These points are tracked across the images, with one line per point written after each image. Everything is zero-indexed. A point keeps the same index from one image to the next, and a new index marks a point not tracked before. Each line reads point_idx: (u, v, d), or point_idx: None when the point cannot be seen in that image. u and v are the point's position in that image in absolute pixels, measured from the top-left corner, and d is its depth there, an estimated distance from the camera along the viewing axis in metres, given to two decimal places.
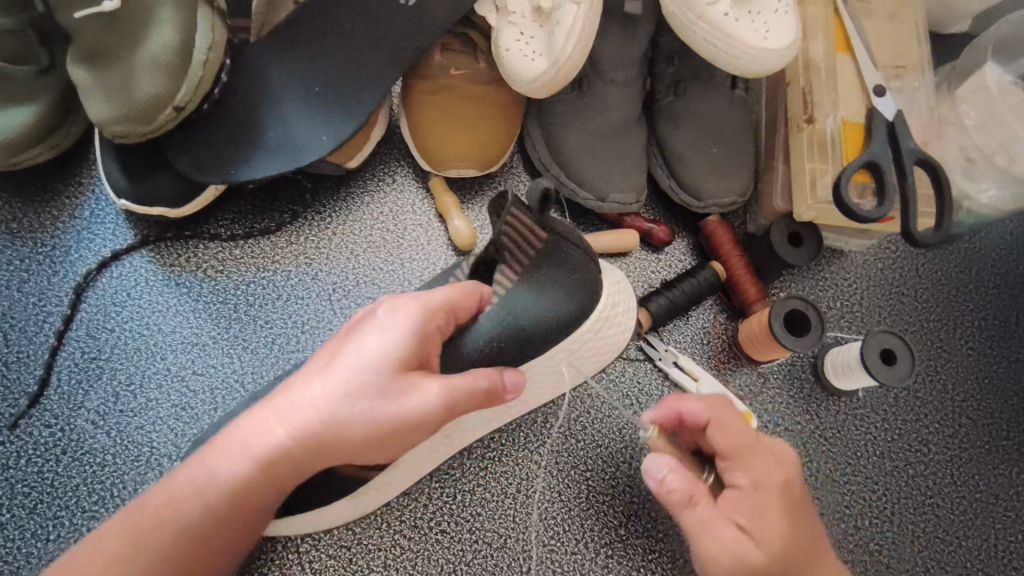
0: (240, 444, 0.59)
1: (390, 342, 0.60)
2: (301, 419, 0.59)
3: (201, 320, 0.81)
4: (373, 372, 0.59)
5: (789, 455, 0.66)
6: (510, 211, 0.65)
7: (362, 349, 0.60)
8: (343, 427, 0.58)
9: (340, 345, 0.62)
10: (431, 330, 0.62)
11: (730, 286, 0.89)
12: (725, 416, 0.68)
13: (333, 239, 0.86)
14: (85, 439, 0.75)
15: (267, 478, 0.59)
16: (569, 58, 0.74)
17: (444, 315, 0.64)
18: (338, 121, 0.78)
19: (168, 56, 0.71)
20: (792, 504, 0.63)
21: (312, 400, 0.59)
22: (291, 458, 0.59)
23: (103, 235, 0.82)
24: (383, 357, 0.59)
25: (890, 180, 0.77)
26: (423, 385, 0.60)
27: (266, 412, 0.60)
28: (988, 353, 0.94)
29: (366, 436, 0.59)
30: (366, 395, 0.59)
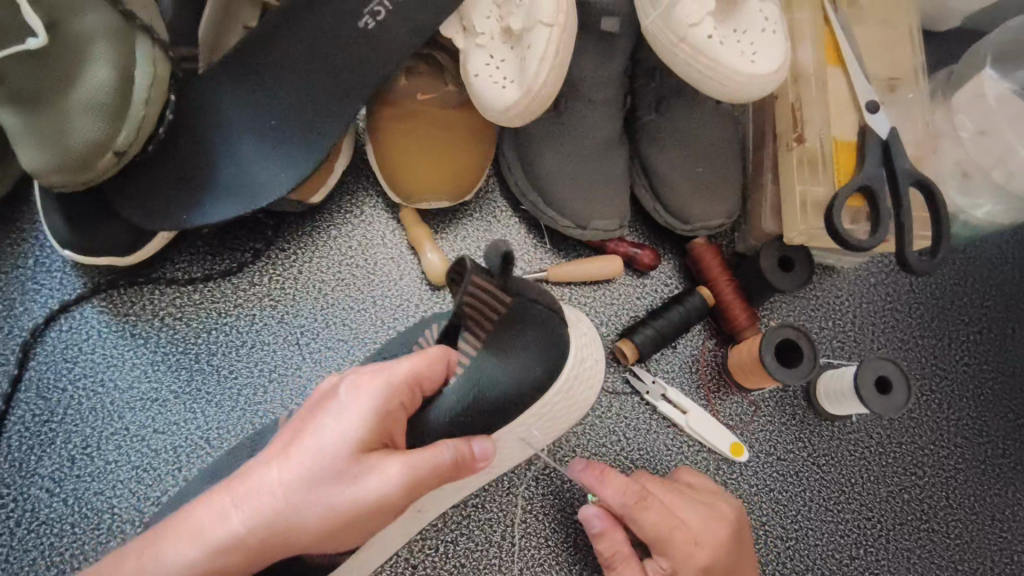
0: (185, 533, 0.53)
1: (351, 422, 0.56)
2: (254, 505, 0.53)
3: (161, 374, 0.76)
4: (332, 454, 0.54)
5: (714, 538, 0.67)
6: (472, 279, 0.59)
7: (321, 428, 0.56)
8: (300, 513, 0.53)
9: (299, 425, 0.58)
10: (393, 409, 0.58)
11: (718, 312, 0.86)
12: (647, 503, 0.67)
13: (299, 278, 0.81)
14: (41, 509, 0.71)
15: (217, 575, 0.52)
16: (544, 86, 0.68)
17: (408, 390, 0.60)
18: (296, 159, 0.72)
19: (104, 97, 0.65)
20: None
21: (267, 483, 0.54)
22: (240, 550, 0.52)
23: (49, 286, 0.76)
24: (343, 436, 0.55)
25: (884, 206, 0.73)
26: (385, 466, 0.55)
27: (214, 499, 0.54)
28: (983, 369, 0.91)
29: (325, 521, 0.53)
30: (325, 479, 0.54)
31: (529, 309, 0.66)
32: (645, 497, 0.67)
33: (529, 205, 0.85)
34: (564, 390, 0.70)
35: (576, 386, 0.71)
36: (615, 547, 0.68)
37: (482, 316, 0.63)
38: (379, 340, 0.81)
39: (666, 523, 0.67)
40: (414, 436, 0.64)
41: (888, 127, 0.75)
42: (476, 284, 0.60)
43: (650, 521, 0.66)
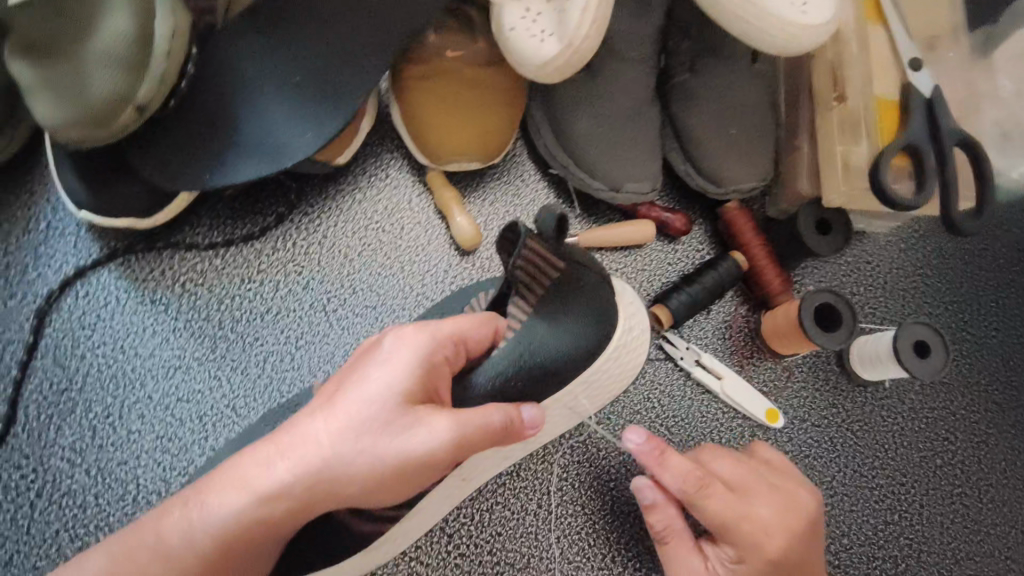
0: (228, 482, 0.51)
1: (396, 373, 0.54)
2: (298, 455, 0.51)
3: (183, 341, 0.73)
4: (378, 405, 0.52)
5: (785, 526, 0.65)
6: (527, 244, 0.58)
7: (366, 379, 0.54)
8: (345, 467, 0.51)
9: (344, 379, 0.56)
10: (437, 362, 0.56)
11: (752, 277, 0.84)
12: (712, 486, 0.65)
13: (324, 242, 0.78)
14: (62, 480, 0.68)
15: (259, 524, 0.50)
16: (584, 41, 0.65)
17: (452, 345, 0.58)
18: (323, 116, 0.69)
19: (123, 48, 0.61)
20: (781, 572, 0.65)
21: (313, 433, 0.51)
22: (284, 500, 0.50)
23: (64, 250, 0.73)
24: (390, 387, 0.53)
25: (928, 164, 0.71)
26: (431, 419, 0.53)
27: (259, 449, 0.52)
28: (1013, 334, 0.90)
29: (370, 473, 0.51)
30: (373, 432, 0.51)
31: (580, 276, 0.64)
32: (708, 483, 0.65)
33: (559, 168, 0.82)
34: (610, 357, 0.68)
35: (622, 355, 0.70)
36: (671, 525, 0.67)
37: (533, 282, 0.62)
38: (408, 307, 0.78)
39: (733, 508, 0.65)
40: (456, 400, 0.61)
41: (931, 85, 0.74)
42: (531, 249, 0.59)
43: (716, 505, 0.65)
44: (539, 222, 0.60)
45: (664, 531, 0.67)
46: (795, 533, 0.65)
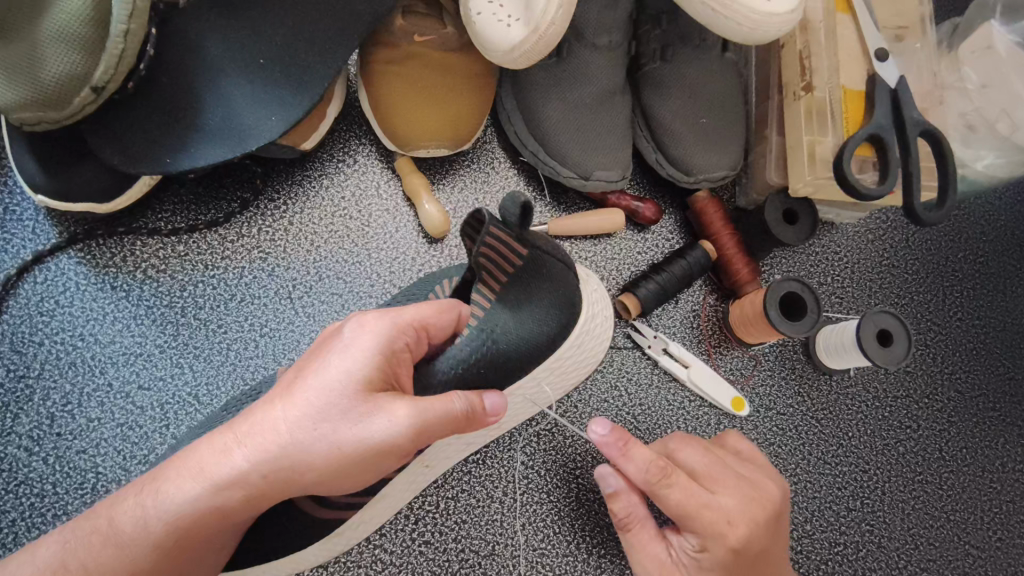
0: (188, 468, 0.51)
1: (356, 361, 0.53)
2: (258, 442, 0.51)
3: (145, 328, 0.72)
4: (335, 393, 0.52)
5: (747, 516, 0.64)
6: (488, 232, 0.57)
7: (324, 366, 0.53)
8: (302, 454, 0.51)
9: (303, 367, 0.55)
10: (399, 349, 0.55)
11: (720, 266, 0.84)
12: (675, 476, 0.64)
13: (289, 229, 0.77)
14: (20, 469, 0.67)
15: (221, 508, 0.51)
16: (548, 25, 0.64)
17: (414, 333, 0.57)
18: (286, 101, 0.69)
19: (79, 27, 0.60)
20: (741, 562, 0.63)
21: (270, 421, 0.51)
22: (242, 488, 0.51)
23: (21, 235, 0.71)
24: (348, 374, 0.52)
25: (892, 154, 0.72)
26: (391, 408, 0.52)
27: (219, 436, 0.52)
28: (976, 324, 0.92)
29: (327, 460, 0.51)
30: (330, 420, 0.51)
31: (547, 263, 0.65)
32: (670, 473, 0.64)
33: (528, 156, 0.81)
34: (573, 344, 0.71)
35: (585, 341, 0.72)
36: (634, 509, 0.67)
37: (497, 268, 0.61)
38: (375, 295, 0.78)
39: (694, 498, 0.63)
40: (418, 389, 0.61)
41: (897, 75, 0.74)
42: (492, 237, 0.58)
43: (677, 494, 0.63)
44: (502, 208, 0.58)
45: (627, 517, 0.67)
46: (759, 524, 0.64)
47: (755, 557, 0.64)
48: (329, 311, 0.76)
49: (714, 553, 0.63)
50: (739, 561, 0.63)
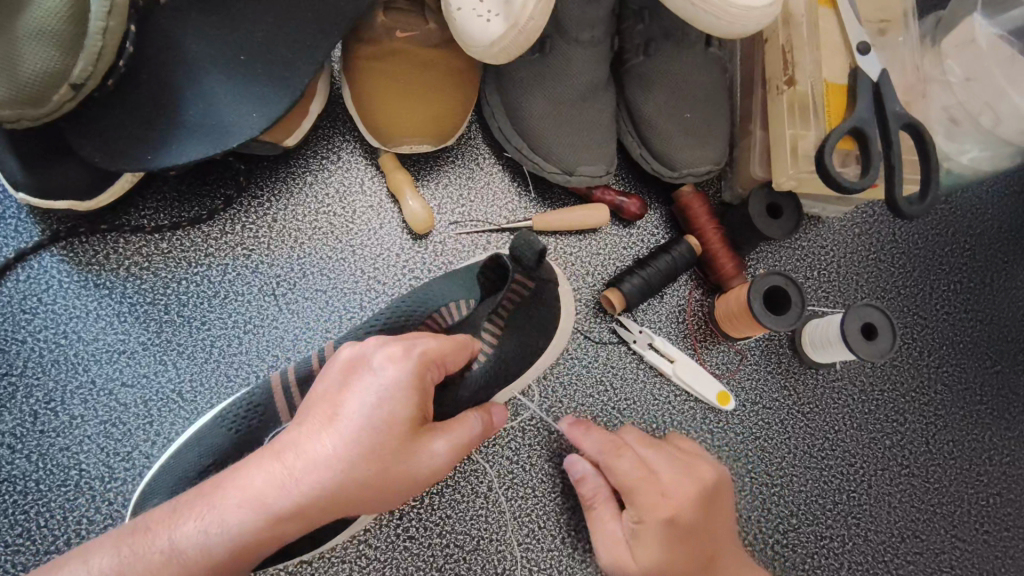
0: (237, 496, 0.48)
1: (398, 403, 0.51)
2: (301, 492, 0.48)
3: (128, 325, 0.72)
4: (391, 427, 0.50)
5: (684, 490, 0.68)
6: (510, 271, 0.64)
7: (367, 397, 0.51)
8: (349, 500, 0.49)
9: (335, 392, 0.51)
10: (431, 385, 0.54)
11: (705, 261, 0.84)
12: (623, 447, 0.71)
13: (273, 226, 0.77)
14: (3, 466, 0.67)
15: (257, 550, 0.48)
16: (528, 21, 0.64)
17: (440, 368, 0.56)
18: (267, 98, 0.69)
19: (57, 25, 0.60)
20: (675, 536, 0.66)
21: (322, 452, 0.49)
22: (296, 518, 0.48)
23: (4, 233, 0.71)
24: (398, 406, 0.51)
25: (874, 148, 0.72)
26: (431, 446, 0.53)
27: (264, 467, 0.49)
28: (962, 317, 0.92)
29: (379, 490, 0.50)
30: (385, 456, 0.50)
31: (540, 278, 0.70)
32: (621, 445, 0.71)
33: (512, 151, 0.82)
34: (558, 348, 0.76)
35: None
36: (599, 492, 0.71)
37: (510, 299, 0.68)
38: (360, 291, 0.78)
39: (639, 469, 0.69)
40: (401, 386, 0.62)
41: (880, 69, 0.74)
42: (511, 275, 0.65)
43: (624, 464, 0.69)
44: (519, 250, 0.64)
45: (591, 497, 0.71)
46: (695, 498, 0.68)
47: (690, 531, 0.67)
48: (314, 306, 0.76)
49: (654, 526, 0.66)
50: (675, 534, 0.66)
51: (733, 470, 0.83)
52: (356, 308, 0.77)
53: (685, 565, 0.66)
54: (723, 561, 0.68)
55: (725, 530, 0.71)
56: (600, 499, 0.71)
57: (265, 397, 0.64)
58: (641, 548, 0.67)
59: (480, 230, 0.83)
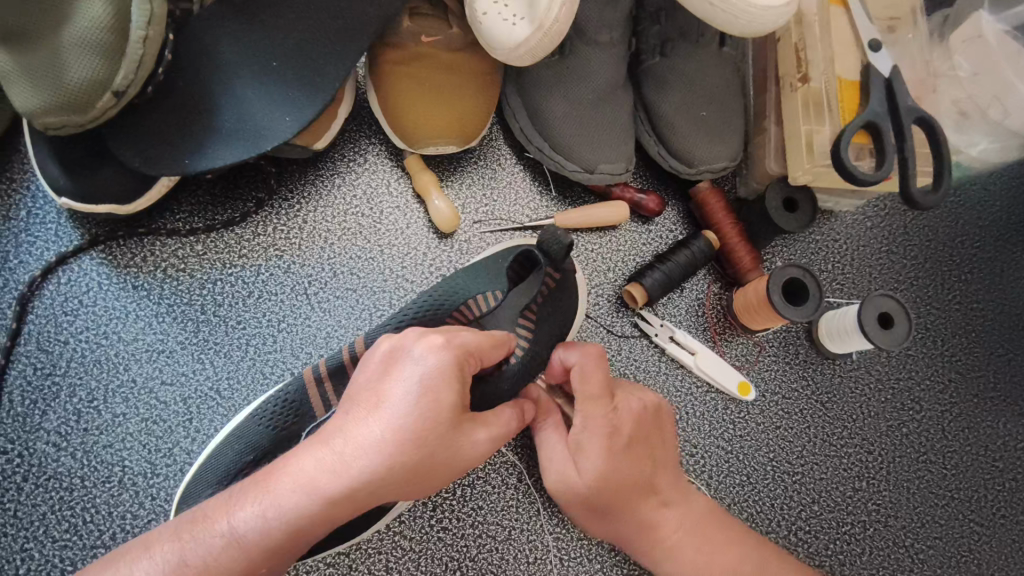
0: (291, 481, 0.50)
1: (440, 392, 0.52)
2: (350, 479, 0.49)
3: (166, 325, 0.74)
4: (434, 412, 0.52)
5: (633, 409, 0.67)
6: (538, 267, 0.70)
7: (409, 384, 0.52)
8: (395, 485, 0.51)
9: (377, 384, 0.53)
10: (469, 375, 0.56)
11: (723, 255, 0.86)
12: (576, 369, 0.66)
13: (304, 227, 0.79)
14: (48, 464, 0.69)
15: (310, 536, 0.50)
16: (554, 22, 0.66)
17: (477, 361, 0.58)
18: (299, 101, 0.71)
19: (100, 34, 0.62)
20: (618, 449, 0.65)
21: (371, 437, 0.51)
22: (349, 503, 0.50)
23: (45, 237, 0.73)
24: (439, 392, 0.53)
25: (888, 142, 0.74)
26: (473, 435, 0.55)
27: (313, 457, 0.51)
28: (974, 307, 0.94)
29: (425, 471, 0.52)
30: (429, 440, 0.51)
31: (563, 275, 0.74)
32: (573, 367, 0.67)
33: (534, 151, 0.84)
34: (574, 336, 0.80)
35: None
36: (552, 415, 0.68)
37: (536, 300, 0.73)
38: (389, 289, 0.80)
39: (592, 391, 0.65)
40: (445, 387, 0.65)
41: (891, 65, 0.77)
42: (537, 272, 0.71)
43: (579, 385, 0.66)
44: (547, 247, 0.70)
45: (543, 420, 0.68)
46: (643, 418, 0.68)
47: (634, 449, 0.66)
48: (344, 304, 0.78)
49: (600, 443, 0.64)
50: (617, 450, 0.65)
51: (755, 459, 0.85)
52: (385, 305, 0.79)
53: (625, 482, 0.65)
54: (659, 484, 0.69)
55: (668, 453, 0.71)
56: (551, 421, 0.68)
57: (299, 393, 0.66)
58: (584, 461, 0.64)
59: (503, 229, 0.84)
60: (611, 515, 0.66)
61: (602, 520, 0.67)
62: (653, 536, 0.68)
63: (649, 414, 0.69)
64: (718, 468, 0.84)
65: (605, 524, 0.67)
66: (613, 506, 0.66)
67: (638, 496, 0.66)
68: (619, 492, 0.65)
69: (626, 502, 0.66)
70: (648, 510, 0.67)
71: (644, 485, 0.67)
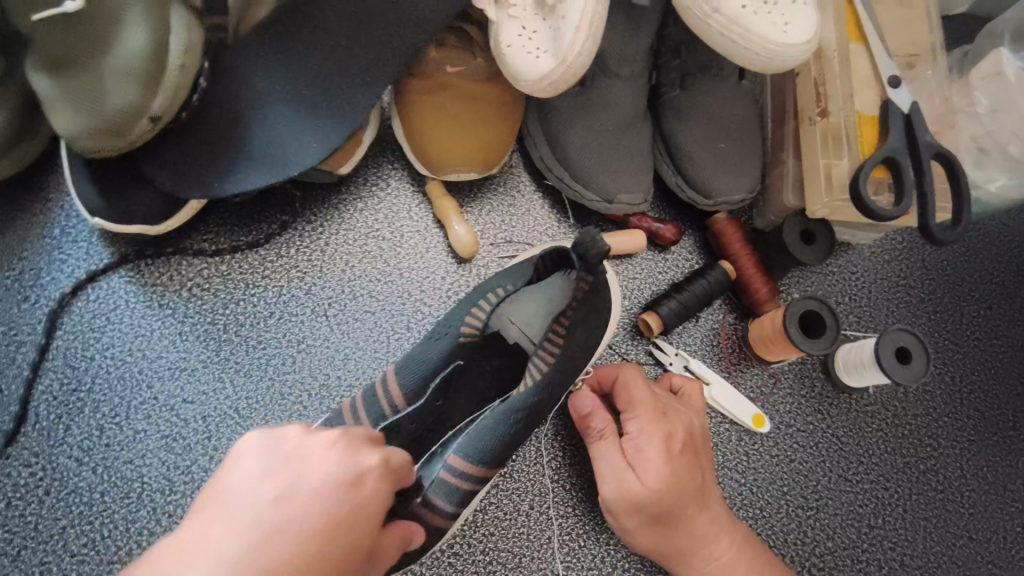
0: None
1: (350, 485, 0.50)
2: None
3: (189, 344, 0.76)
4: (340, 505, 0.49)
5: (681, 419, 0.75)
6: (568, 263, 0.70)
7: (319, 478, 0.49)
8: None
9: (272, 480, 0.49)
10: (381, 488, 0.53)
11: (739, 285, 0.87)
12: (630, 376, 0.77)
13: (325, 249, 0.81)
14: (70, 478, 0.70)
15: None
16: (578, 56, 0.69)
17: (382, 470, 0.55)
18: (326, 128, 0.72)
19: (140, 61, 0.64)
20: (674, 455, 0.72)
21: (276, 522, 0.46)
22: None
23: (76, 255, 0.75)
24: (350, 494, 0.50)
25: (907, 178, 0.75)
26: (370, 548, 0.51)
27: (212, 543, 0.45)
28: (993, 343, 0.93)
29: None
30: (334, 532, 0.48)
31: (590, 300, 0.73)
32: (624, 380, 0.77)
33: (553, 180, 0.85)
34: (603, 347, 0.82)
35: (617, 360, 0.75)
36: (608, 421, 0.75)
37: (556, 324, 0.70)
38: (406, 312, 0.81)
39: (649, 397, 0.75)
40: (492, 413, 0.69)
41: (910, 101, 0.77)
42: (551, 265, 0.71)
43: (636, 392, 0.75)
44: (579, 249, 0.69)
45: (597, 428, 0.75)
46: (692, 429, 0.76)
47: (685, 456, 0.73)
48: (363, 326, 0.79)
49: (660, 446, 0.72)
50: (674, 454, 0.72)
51: (769, 492, 0.84)
52: (403, 328, 0.80)
53: (685, 486, 0.71)
54: (711, 498, 0.74)
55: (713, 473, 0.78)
56: (608, 428, 0.75)
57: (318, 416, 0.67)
58: (645, 467, 0.71)
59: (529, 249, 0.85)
60: (670, 523, 0.72)
61: (659, 528, 0.72)
62: (707, 544, 0.72)
63: (697, 427, 0.76)
64: (732, 499, 0.83)
65: (662, 532, 0.72)
66: (672, 511, 0.71)
67: (696, 503, 0.72)
68: (679, 496, 0.71)
69: (683, 509, 0.71)
70: (704, 517, 0.72)
71: (701, 494, 0.73)
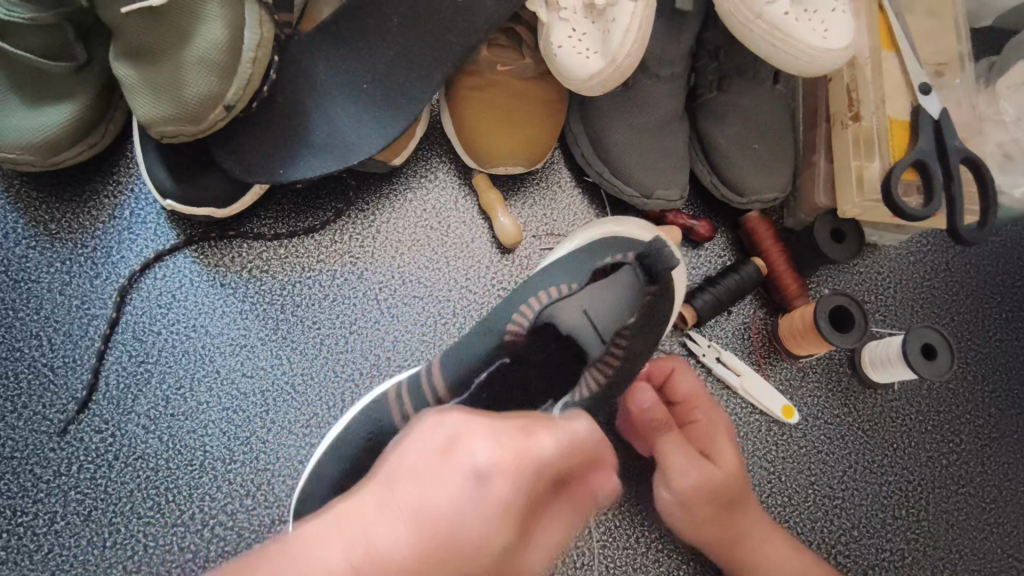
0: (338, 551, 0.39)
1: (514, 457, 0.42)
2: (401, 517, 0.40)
3: (249, 322, 0.80)
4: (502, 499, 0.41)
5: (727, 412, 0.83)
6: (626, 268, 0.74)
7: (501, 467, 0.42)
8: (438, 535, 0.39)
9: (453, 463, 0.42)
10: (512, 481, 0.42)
11: (770, 281, 0.90)
12: (684, 370, 0.80)
13: (376, 236, 0.85)
14: (137, 444, 0.74)
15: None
16: (627, 54, 0.73)
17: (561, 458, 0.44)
18: (385, 119, 0.76)
19: (219, 53, 0.69)
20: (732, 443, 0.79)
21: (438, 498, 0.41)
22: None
23: (144, 235, 0.80)
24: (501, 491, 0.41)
25: (935, 179, 0.78)
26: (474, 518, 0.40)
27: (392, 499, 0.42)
28: (1014, 344, 0.96)
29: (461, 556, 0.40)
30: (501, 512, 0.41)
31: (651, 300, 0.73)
32: (679, 375, 0.80)
33: (594, 175, 0.89)
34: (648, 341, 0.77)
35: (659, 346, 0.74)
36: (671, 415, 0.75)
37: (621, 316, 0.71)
38: (452, 299, 0.85)
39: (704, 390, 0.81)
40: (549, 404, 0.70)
41: (939, 108, 0.81)
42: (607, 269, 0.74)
43: (695, 386, 0.80)
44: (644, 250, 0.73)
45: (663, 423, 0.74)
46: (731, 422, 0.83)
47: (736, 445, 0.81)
48: (411, 311, 0.83)
49: (724, 434, 0.78)
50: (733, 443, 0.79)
51: (796, 481, 0.87)
52: (449, 314, 0.84)
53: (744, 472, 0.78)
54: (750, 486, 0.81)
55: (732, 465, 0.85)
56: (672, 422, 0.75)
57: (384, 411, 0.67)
58: (718, 453, 0.76)
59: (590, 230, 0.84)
60: (736, 507, 0.76)
61: (726, 514, 0.75)
62: (757, 539, 0.76)
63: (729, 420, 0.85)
64: (761, 487, 0.86)
65: (728, 518, 0.75)
66: (738, 496, 0.76)
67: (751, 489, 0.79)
68: (743, 481, 0.77)
69: (745, 493, 0.77)
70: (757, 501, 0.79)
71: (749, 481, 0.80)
